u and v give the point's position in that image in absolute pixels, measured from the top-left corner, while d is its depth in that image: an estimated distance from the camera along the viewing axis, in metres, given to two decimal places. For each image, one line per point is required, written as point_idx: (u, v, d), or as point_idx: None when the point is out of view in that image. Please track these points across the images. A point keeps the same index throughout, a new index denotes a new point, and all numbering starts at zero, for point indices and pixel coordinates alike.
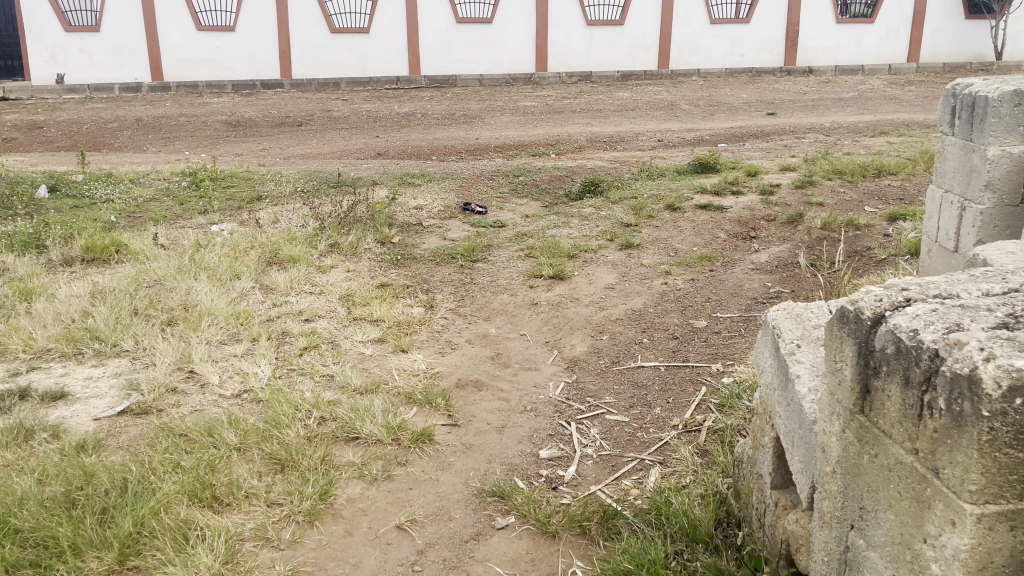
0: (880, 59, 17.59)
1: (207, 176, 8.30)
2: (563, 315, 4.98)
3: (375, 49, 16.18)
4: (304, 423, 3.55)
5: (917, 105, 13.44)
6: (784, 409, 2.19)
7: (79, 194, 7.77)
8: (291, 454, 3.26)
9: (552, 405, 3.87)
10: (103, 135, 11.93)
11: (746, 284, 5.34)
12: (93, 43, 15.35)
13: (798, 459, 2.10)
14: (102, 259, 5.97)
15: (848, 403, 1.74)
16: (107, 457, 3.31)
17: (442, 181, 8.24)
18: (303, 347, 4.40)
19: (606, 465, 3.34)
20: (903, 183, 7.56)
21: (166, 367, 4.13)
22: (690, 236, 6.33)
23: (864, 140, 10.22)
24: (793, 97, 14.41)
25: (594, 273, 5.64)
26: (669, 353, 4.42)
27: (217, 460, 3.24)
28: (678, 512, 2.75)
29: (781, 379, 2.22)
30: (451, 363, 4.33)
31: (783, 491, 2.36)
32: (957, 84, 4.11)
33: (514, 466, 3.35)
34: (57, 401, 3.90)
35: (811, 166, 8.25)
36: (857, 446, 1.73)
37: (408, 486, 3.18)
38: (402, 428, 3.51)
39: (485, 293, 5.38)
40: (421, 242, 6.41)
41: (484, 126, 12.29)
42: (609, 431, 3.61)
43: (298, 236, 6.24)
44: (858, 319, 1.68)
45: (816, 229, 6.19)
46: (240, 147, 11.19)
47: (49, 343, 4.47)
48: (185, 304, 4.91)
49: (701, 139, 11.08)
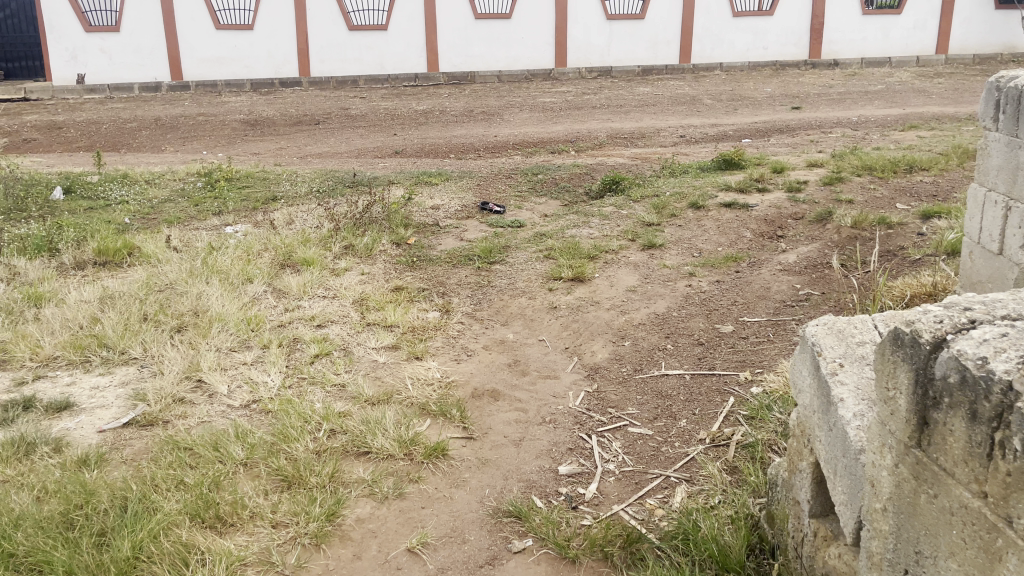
0: (907, 51, 17.18)
1: (222, 176, 8.21)
2: (583, 319, 4.80)
3: (394, 48, 16.05)
4: (313, 436, 3.41)
5: (947, 98, 13.08)
6: (826, 434, 1.99)
7: (94, 195, 7.72)
8: (299, 470, 3.12)
9: (571, 416, 3.70)
10: (121, 136, 11.89)
11: (774, 286, 5.14)
12: (114, 43, 15.38)
13: (842, 490, 1.91)
14: (114, 262, 5.88)
15: (903, 436, 1.55)
16: (109, 474, 3.19)
17: (459, 180, 8.07)
18: (314, 355, 4.26)
19: (628, 483, 3.16)
20: (935, 179, 7.31)
21: (174, 376, 4.01)
22: (715, 236, 6.13)
23: (893, 134, 9.94)
24: (819, 91, 14.11)
25: (615, 275, 5.47)
26: (695, 360, 4.23)
27: (223, 476, 3.11)
28: (707, 538, 2.60)
29: (822, 402, 2.02)
30: (466, 371, 4.16)
31: (823, 521, 2.16)
32: (1002, 76, 3.87)
33: (533, 483, 3.19)
34: (61, 412, 3.78)
35: (840, 162, 8.00)
36: (913, 483, 1.54)
37: (421, 504, 3.03)
38: (414, 442, 3.36)
39: (504, 295, 5.23)
40: (438, 243, 6.26)
41: (503, 123, 12.13)
42: (632, 445, 3.44)
43: (313, 237, 6.12)
44: (914, 344, 1.49)
45: (846, 229, 5.96)
46: (257, 146, 11.10)
47: (57, 350, 4.36)
48: (195, 309, 4.80)
49: (725, 134, 10.85)
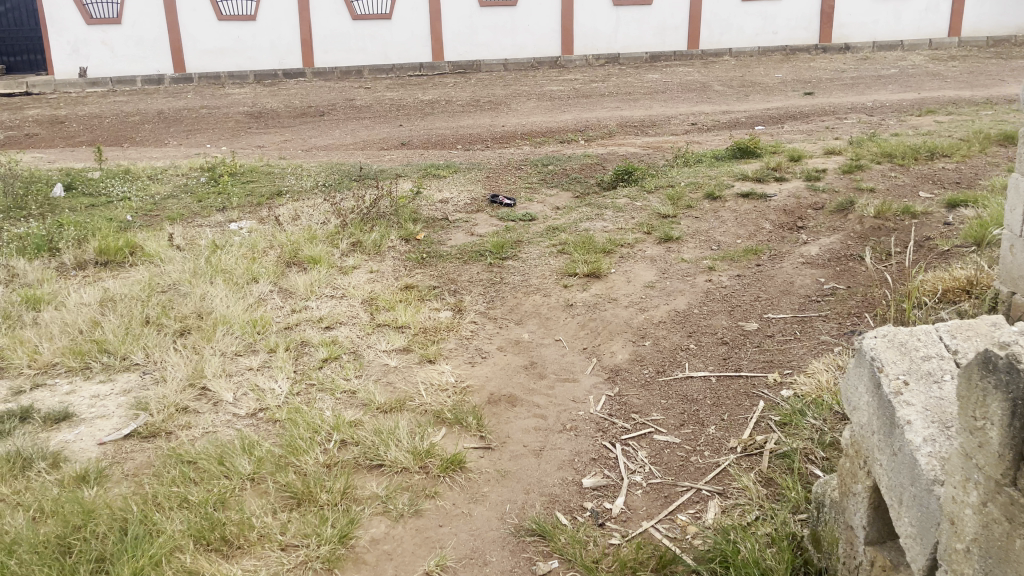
0: (919, 34, 16.85)
1: (226, 172, 8.02)
2: (601, 317, 4.62)
3: (397, 36, 15.83)
4: (323, 448, 3.24)
5: (963, 82, 12.80)
6: (889, 460, 1.81)
7: (95, 192, 7.54)
8: (309, 486, 2.95)
9: (593, 423, 3.53)
10: (123, 130, 11.72)
11: (797, 280, 4.94)
12: (116, 35, 15.22)
13: (910, 522, 1.73)
14: (115, 262, 5.71)
15: (995, 471, 1.38)
16: (110, 491, 3.04)
17: (468, 173, 7.86)
18: (324, 359, 4.09)
19: (657, 496, 2.99)
20: (958, 166, 7.07)
21: (178, 384, 3.84)
22: (733, 228, 5.93)
23: (910, 120, 9.71)
24: (830, 76, 13.87)
25: (632, 269, 5.28)
26: (720, 361, 4.04)
27: (229, 494, 2.95)
28: (748, 562, 2.44)
29: (884, 423, 1.83)
30: (481, 376, 3.98)
31: (880, 549, 1.98)
32: None
33: (555, 497, 3.01)
34: (60, 424, 3.63)
35: (858, 149, 7.78)
36: (1008, 524, 1.38)
37: (438, 522, 2.86)
38: (430, 454, 3.19)
39: (517, 293, 5.04)
40: (448, 238, 6.06)
41: (511, 112, 11.93)
42: (659, 455, 3.26)
43: (319, 234, 5.93)
44: (1011, 371, 1.31)
45: (869, 219, 5.75)
46: (261, 139, 10.92)
47: (56, 357, 4.20)
48: (199, 311, 4.64)
49: (737, 122, 10.62)
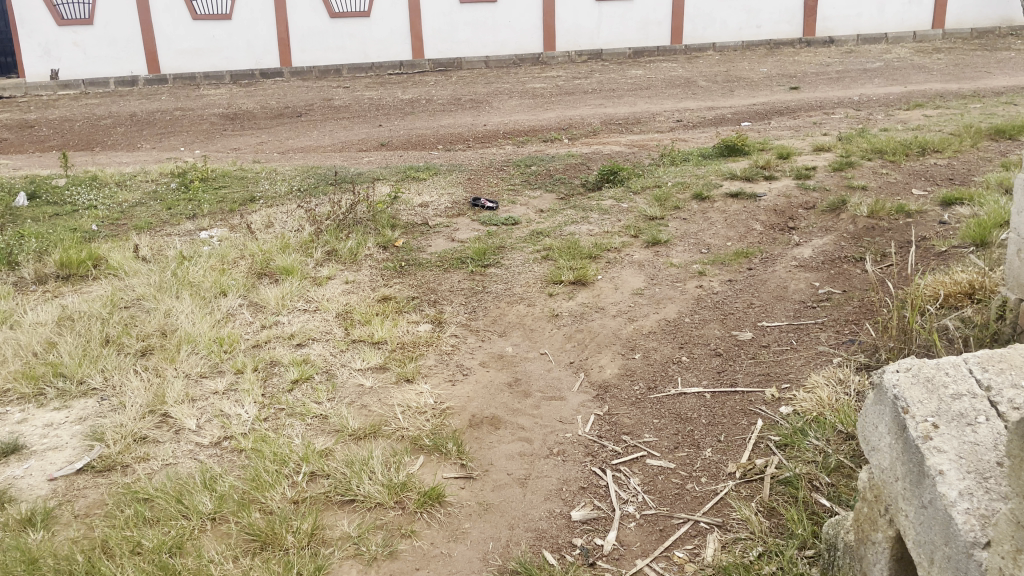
0: (903, 27, 16.68)
1: (196, 177, 7.74)
2: (588, 329, 4.39)
3: (376, 33, 15.54)
4: (291, 481, 3.01)
5: (947, 74, 12.67)
6: (918, 513, 1.67)
7: (60, 201, 7.24)
8: (274, 527, 2.72)
9: (581, 446, 3.30)
10: (95, 133, 11.38)
11: (792, 285, 4.72)
12: (88, 36, 14.86)
13: None
14: (77, 275, 5.43)
15: None
16: (57, 535, 2.80)
17: (448, 175, 7.60)
18: (293, 381, 3.84)
19: (652, 530, 2.78)
20: (950, 161, 6.88)
21: (136, 411, 3.58)
22: (723, 230, 5.72)
23: (898, 114, 9.54)
24: (815, 70, 13.71)
25: (619, 276, 5.06)
26: (714, 375, 3.81)
27: (187, 537, 2.72)
28: None
29: (914, 473, 1.69)
30: (463, 395, 3.75)
31: None
32: None
33: (542, 533, 2.79)
34: (8, 456, 3.37)
35: (848, 145, 7.59)
36: None
37: (414, 566, 2.63)
38: (406, 488, 2.96)
39: (500, 302, 4.81)
40: (427, 245, 5.82)
41: (492, 111, 11.68)
42: (653, 482, 3.04)
43: (292, 243, 5.67)
44: None
45: (862, 218, 5.54)
46: (236, 142, 10.64)
47: (7, 382, 3.93)
48: (163, 329, 4.39)
49: (723, 118, 10.41)
